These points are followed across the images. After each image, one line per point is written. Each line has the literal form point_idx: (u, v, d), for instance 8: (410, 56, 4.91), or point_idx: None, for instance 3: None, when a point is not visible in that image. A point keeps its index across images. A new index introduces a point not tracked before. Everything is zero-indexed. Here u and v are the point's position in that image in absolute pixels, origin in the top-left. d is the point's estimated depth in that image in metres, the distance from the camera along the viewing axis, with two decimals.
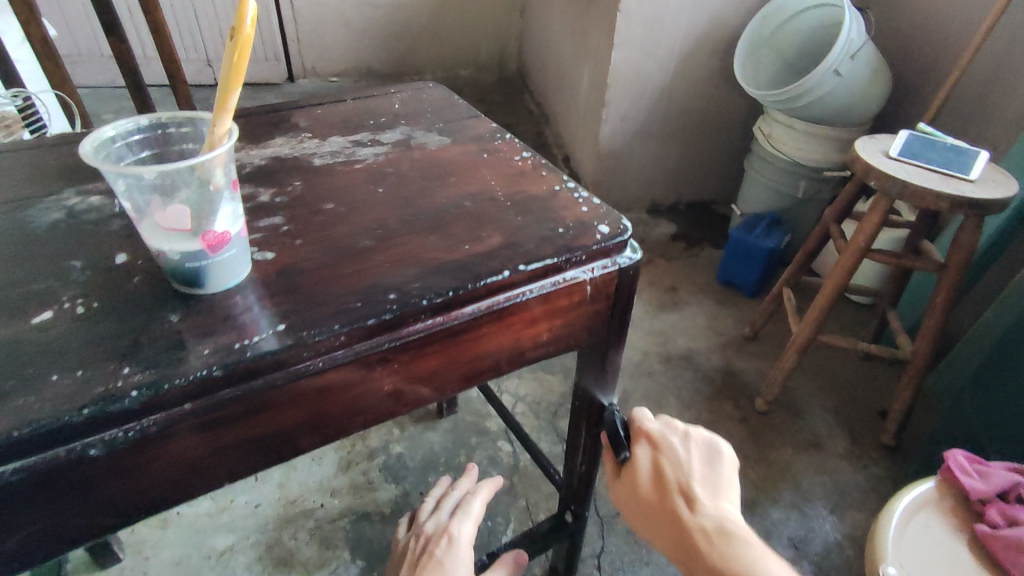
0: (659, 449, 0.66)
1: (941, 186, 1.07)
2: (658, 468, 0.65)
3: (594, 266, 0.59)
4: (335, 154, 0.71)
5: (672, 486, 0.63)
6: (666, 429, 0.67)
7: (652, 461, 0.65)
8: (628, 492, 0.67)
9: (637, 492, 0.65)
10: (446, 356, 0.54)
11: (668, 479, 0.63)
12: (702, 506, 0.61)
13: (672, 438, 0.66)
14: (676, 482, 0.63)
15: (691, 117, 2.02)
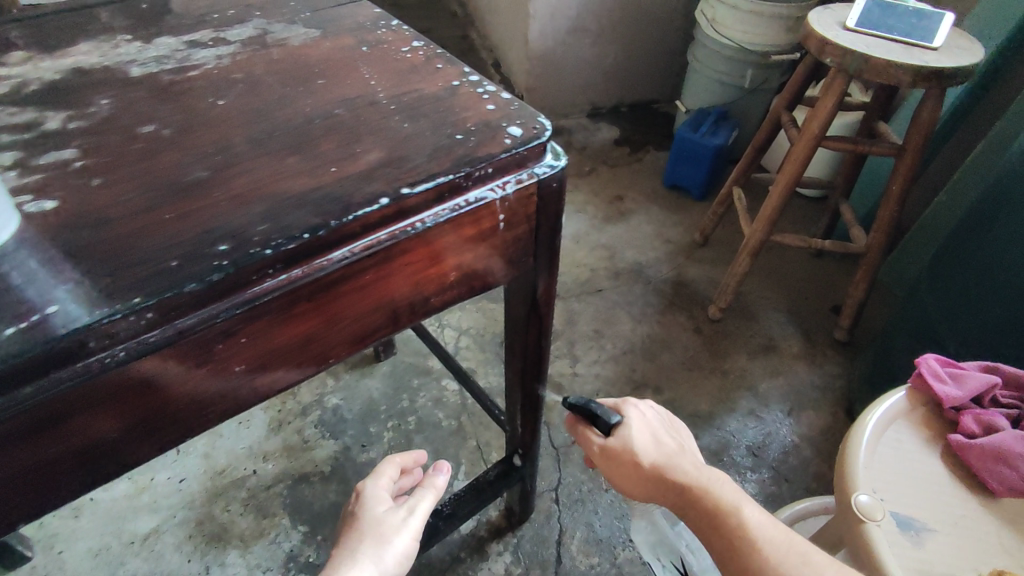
0: (641, 414, 0.63)
1: (904, 57, 0.98)
2: (644, 428, 0.62)
3: (506, 182, 0.45)
4: (162, 60, 0.53)
5: (660, 442, 0.60)
6: (640, 400, 0.66)
7: (640, 422, 0.62)
8: (613, 454, 0.61)
9: (625, 455, 0.59)
10: (321, 317, 0.41)
11: (656, 436, 0.61)
12: (693, 457, 0.59)
13: (653, 408, 0.65)
14: (662, 438, 0.61)
15: (629, 5, 1.82)
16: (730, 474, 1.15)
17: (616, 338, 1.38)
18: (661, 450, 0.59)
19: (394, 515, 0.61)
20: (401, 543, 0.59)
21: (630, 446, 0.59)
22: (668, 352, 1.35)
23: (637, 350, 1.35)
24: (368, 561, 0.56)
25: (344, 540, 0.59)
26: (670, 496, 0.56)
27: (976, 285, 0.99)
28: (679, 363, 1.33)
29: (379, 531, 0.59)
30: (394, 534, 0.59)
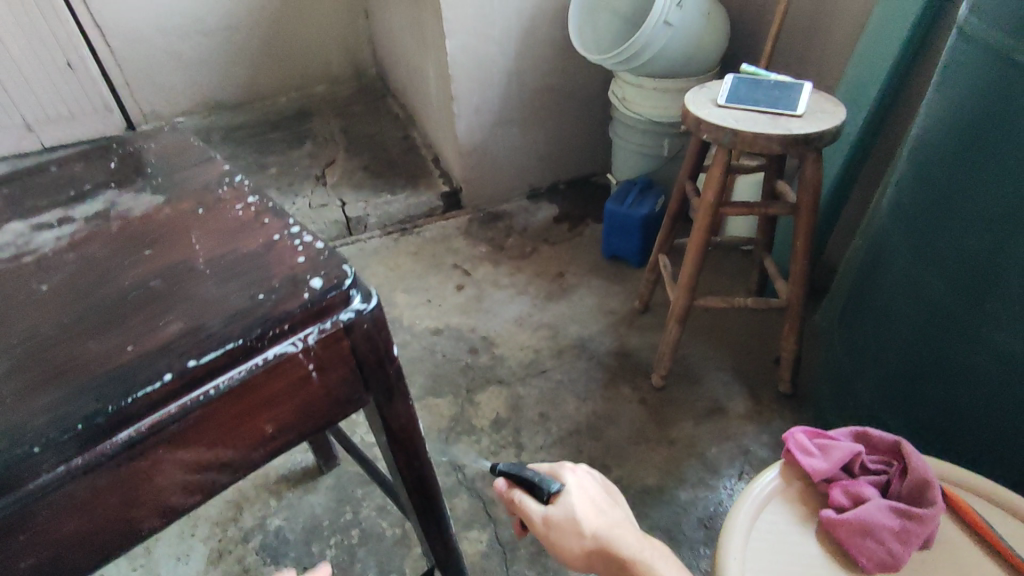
0: (581, 482, 0.66)
1: (771, 127, 1.04)
2: (585, 497, 0.64)
3: (305, 334, 0.47)
4: (5, 248, 0.58)
5: (599, 512, 0.63)
6: (578, 464, 0.69)
7: (581, 491, 0.65)
8: (557, 524, 0.62)
9: (568, 529, 0.61)
10: (115, 497, 0.42)
11: (597, 504, 0.64)
12: (632, 527, 0.63)
13: (592, 472, 0.68)
14: (603, 506, 0.64)
15: (548, 93, 1.93)
16: (683, 551, 1.11)
17: (561, 419, 1.37)
18: (602, 522, 0.62)
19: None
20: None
21: (572, 515, 0.62)
22: (614, 427, 1.34)
23: (583, 429, 1.35)
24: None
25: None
26: (611, 569, 0.60)
27: (857, 339, 1.02)
28: (626, 438, 1.32)
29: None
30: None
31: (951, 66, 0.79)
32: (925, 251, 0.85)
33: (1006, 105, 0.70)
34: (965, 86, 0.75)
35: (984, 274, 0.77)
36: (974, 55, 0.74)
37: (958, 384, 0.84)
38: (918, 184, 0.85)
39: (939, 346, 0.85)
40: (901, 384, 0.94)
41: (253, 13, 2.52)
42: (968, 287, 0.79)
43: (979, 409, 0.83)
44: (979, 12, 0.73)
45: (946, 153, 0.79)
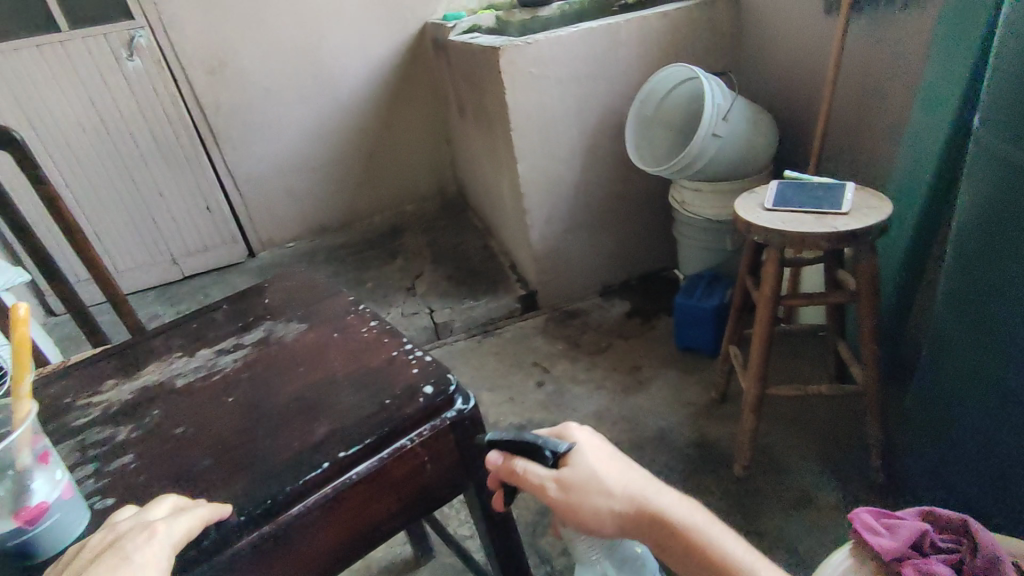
0: (587, 437, 0.63)
1: (818, 225, 1.13)
2: (598, 450, 0.62)
3: (421, 429, 0.61)
4: (198, 370, 0.77)
5: (621, 468, 0.62)
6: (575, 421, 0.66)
7: (594, 449, 0.62)
8: (579, 486, 0.59)
9: (593, 488, 0.59)
10: (285, 560, 0.55)
11: (610, 457, 0.62)
12: (655, 481, 0.62)
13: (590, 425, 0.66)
14: (614, 458, 0.63)
15: (612, 200, 2.10)
16: None
17: None
18: (626, 478, 0.61)
19: (145, 540, 0.46)
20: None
21: (594, 476, 0.59)
22: None
23: None
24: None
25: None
26: (644, 527, 0.59)
27: (940, 420, 1.05)
28: None
29: (122, 568, 0.44)
30: (150, 563, 0.45)
31: (970, 167, 0.92)
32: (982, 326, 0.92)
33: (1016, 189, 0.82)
34: (980, 179, 0.88)
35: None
36: (984, 159, 0.87)
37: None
38: (958, 266, 0.95)
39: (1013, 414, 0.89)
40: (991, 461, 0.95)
41: (355, 152, 2.96)
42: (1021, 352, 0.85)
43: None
44: (984, 123, 0.87)
45: (974, 239, 0.91)
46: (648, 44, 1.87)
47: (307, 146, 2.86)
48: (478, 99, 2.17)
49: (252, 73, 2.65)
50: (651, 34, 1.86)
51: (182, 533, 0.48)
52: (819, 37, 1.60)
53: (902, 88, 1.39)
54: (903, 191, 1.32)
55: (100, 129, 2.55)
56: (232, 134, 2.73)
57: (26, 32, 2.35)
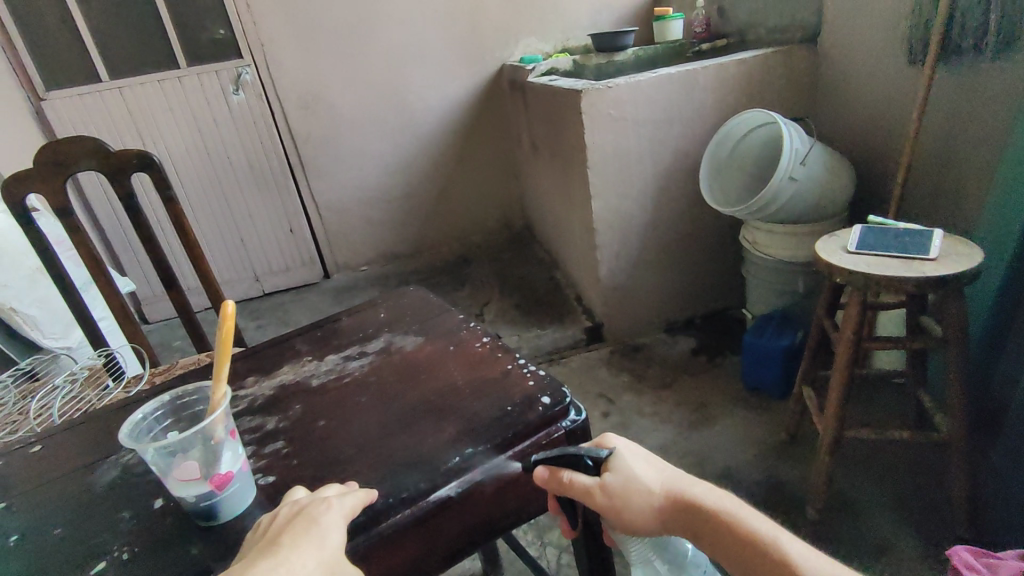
0: (623, 444, 0.64)
1: (904, 270, 1.15)
2: (635, 454, 0.63)
3: (541, 435, 0.68)
4: (329, 372, 0.86)
5: (656, 468, 0.63)
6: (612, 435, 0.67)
7: (630, 450, 0.63)
8: (620, 488, 0.59)
9: (634, 488, 0.60)
10: (421, 541, 0.62)
11: (647, 460, 0.63)
12: (687, 476, 0.64)
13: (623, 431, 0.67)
14: (651, 460, 0.64)
15: (681, 239, 2.15)
16: None
17: None
18: (664, 477, 0.62)
19: (326, 511, 0.54)
20: (335, 547, 0.52)
21: (634, 478, 0.60)
22: None
23: None
24: (302, 563, 0.50)
25: (268, 539, 0.52)
26: (689, 523, 0.60)
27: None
28: None
29: (314, 529, 0.53)
30: (333, 525, 0.54)
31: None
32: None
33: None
34: None
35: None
36: None
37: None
38: None
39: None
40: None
41: (430, 184, 3.12)
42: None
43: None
44: None
45: None
46: (725, 91, 1.94)
47: (386, 177, 3.04)
48: (554, 138, 2.28)
49: (343, 110, 2.87)
50: (727, 81, 1.93)
51: (352, 507, 0.57)
52: (901, 87, 1.63)
53: (989, 139, 1.40)
54: (994, 240, 1.32)
55: (204, 155, 2.79)
56: (319, 163, 2.93)
57: (151, 69, 2.63)
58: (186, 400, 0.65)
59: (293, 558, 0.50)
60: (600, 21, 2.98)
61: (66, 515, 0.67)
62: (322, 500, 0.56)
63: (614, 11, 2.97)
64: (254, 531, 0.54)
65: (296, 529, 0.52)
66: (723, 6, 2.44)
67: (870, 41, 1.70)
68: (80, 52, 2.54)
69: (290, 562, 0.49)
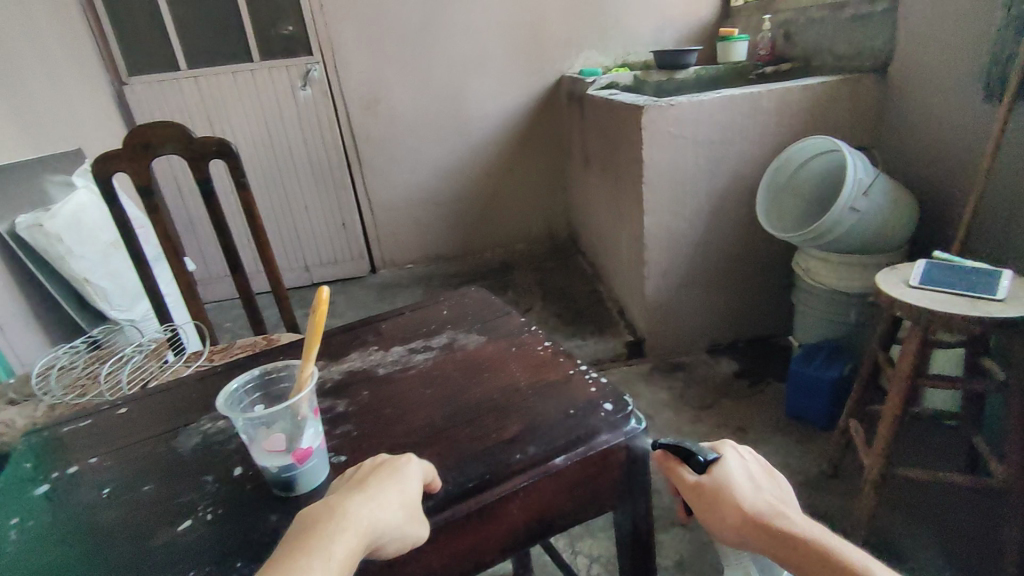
0: (736, 457, 0.70)
1: (968, 308, 1.13)
2: (741, 470, 0.69)
3: (603, 440, 0.70)
4: (395, 363, 0.90)
5: (755, 490, 0.67)
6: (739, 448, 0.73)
7: (738, 464, 0.69)
8: (714, 487, 0.67)
9: (726, 495, 0.66)
10: (481, 531, 0.64)
11: (751, 481, 0.68)
12: (787, 505, 0.66)
13: (746, 449, 0.73)
14: (751, 480, 0.69)
15: (731, 260, 2.14)
16: None
17: None
18: (762, 498, 0.66)
19: (409, 463, 0.61)
20: (413, 495, 0.58)
21: (728, 485, 0.67)
22: None
23: None
24: (387, 501, 0.56)
25: (359, 481, 0.58)
26: (776, 543, 0.62)
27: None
28: None
29: (397, 476, 0.59)
30: (413, 477, 0.60)
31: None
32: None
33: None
34: None
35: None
36: None
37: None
38: None
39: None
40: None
41: (479, 188, 3.17)
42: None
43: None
44: None
45: None
46: (788, 115, 1.93)
47: (437, 179, 3.11)
48: (609, 151, 2.30)
49: (401, 111, 2.94)
50: (792, 106, 1.92)
51: (426, 465, 0.63)
52: (976, 121, 1.59)
53: None
54: None
55: (268, 145, 2.90)
56: (374, 160, 3.02)
57: (225, 61, 2.75)
58: (275, 376, 0.71)
59: (382, 497, 0.56)
60: (662, 38, 2.99)
61: (154, 475, 0.72)
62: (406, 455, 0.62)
63: (677, 30, 2.98)
64: (343, 476, 0.61)
65: (383, 476, 0.59)
66: (790, 30, 2.42)
67: (944, 74, 1.67)
68: (163, 42, 2.69)
69: (380, 500, 0.56)
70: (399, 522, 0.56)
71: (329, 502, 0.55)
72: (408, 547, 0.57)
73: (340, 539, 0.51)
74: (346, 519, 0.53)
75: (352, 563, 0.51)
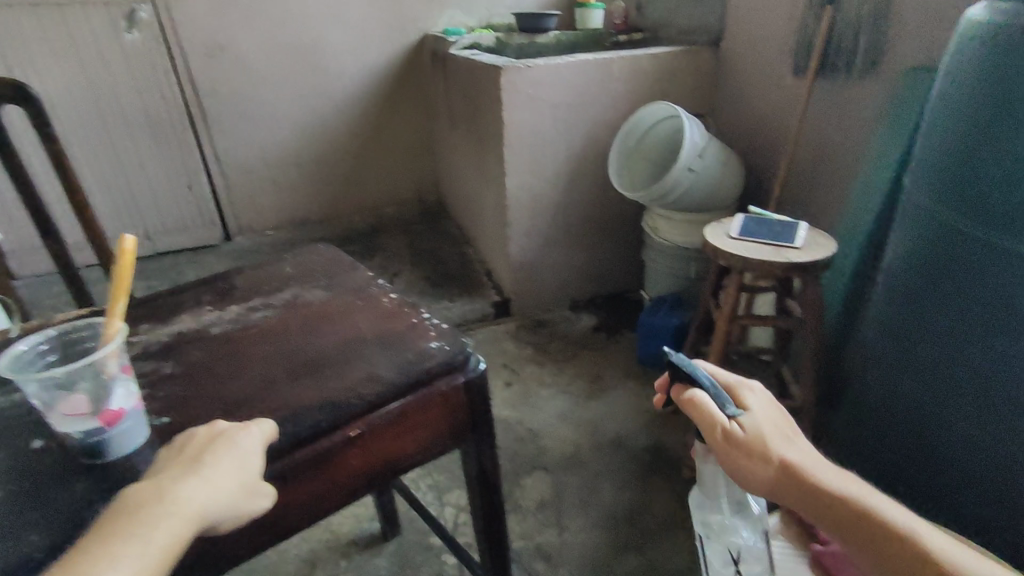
0: (755, 405, 0.74)
1: (774, 255, 1.30)
2: (761, 417, 0.73)
3: (444, 381, 0.72)
4: (230, 321, 0.85)
5: (782, 437, 0.72)
6: (755, 393, 0.76)
7: (763, 415, 0.73)
8: (747, 441, 0.70)
9: (757, 446, 0.70)
10: (320, 477, 0.65)
11: (772, 427, 0.73)
12: (807, 451, 0.72)
13: (766, 394, 0.76)
14: (773, 425, 0.73)
15: (588, 220, 2.25)
16: None
17: (598, 506, 1.50)
18: (786, 447, 0.71)
19: (248, 435, 0.58)
20: (251, 469, 0.55)
21: (759, 436, 0.70)
22: (648, 513, 1.47)
23: (619, 514, 1.48)
24: (220, 481, 0.53)
25: (192, 457, 0.55)
26: (806, 492, 0.69)
27: (910, 424, 1.08)
28: (659, 523, 1.44)
29: (236, 449, 0.56)
30: (254, 447, 0.57)
31: (947, 181, 0.95)
32: (953, 333, 0.96)
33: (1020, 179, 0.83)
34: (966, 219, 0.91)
35: (1006, 321, 0.88)
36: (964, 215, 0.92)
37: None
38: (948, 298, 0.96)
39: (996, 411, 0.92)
40: (975, 473, 0.97)
41: (342, 149, 3.02)
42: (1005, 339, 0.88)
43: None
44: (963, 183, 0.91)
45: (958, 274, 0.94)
46: (637, 81, 2.05)
47: (296, 138, 2.92)
48: (473, 113, 2.30)
49: (249, 62, 2.70)
50: (640, 72, 2.04)
51: (267, 434, 0.59)
52: (787, 94, 1.80)
53: (854, 146, 1.59)
54: (846, 240, 1.49)
55: (91, 97, 2.55)
56: (221, 116, 2.76)
57: None
58: (75, 336, 0.65)
59: (214, 475, 0.53)
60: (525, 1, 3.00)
61: None
62: (246, 426, 0.59)
63: None
64: (175, 452, 0.56)
65: (219, 449, 0.55)
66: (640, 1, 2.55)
67: (763, 50, 1.87)
68: None
69: (212, 480, 0.53)
70: (234, 502, 0.54)
71: (157, 486, 0.51)
72: (248, 520, 0.56)
73: (162, 528, 0.49)
74: (173, 506, 0.50)
75: (182, 549, 0.50)
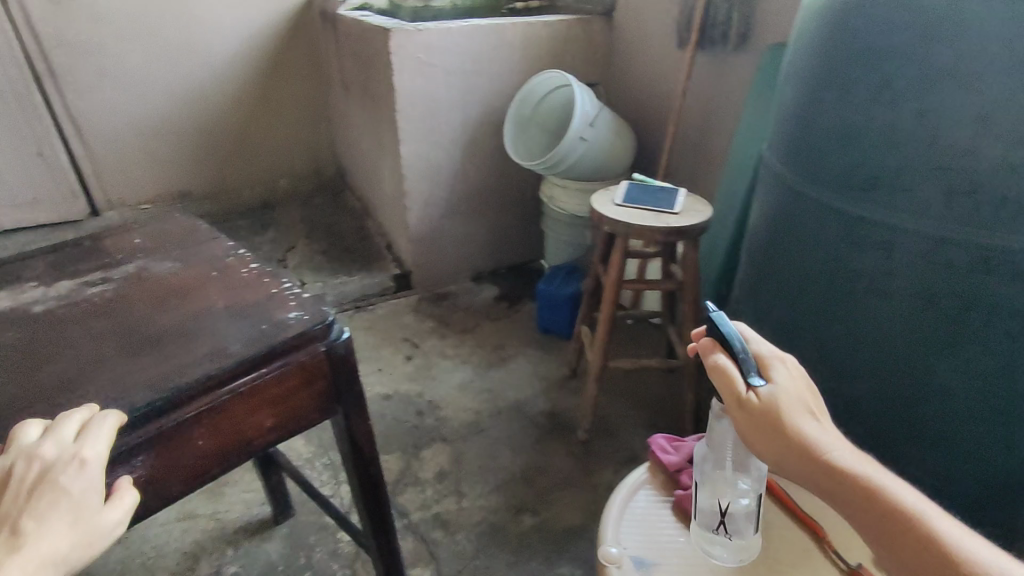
0: (786, 377, 0.65)
1: (654, 220, 1.35)
2: (788, 392, 0.64)
3: (302, 351, 0.68)
4: (59, 298, 0.76)
5: (808, 414, 0.63)
6: (790, 365, 0.67)
7: (791, 389, 0.64)
8: (763, 411, 0.63)
9: (771, 418, 0.62)
10: (160, 461, 0.60)
11: (800, 404, 0.64)
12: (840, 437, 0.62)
13: (800, 370, 0.67)
14: (801, 401, 0.64)
15: (487, 191, 2.24)
16: None
17: (495, 472, 1.52)
18: (813, 427, 0.62)
19: (75, 472, 0.50)
20: (88, 514, 0.49)
21: (778, 408, 0.62)
22: (543, 475, 1.51)
23: (516, 478, 1.50)
24: (49, 541, 0.46)
25: (6, 515, 0.47)
26: (823, 476, 0.60)
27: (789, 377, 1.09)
28: (553, 484, 1.48)
29: (63, 495, 0.48)
30: (88, 486, 0.50)
31: (799, 143, 0.98)
32: (815, 284, 0.99)
33: (861, 141, 0.87)
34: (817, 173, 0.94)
35: (846, 277, 0.93)
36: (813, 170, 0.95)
37: (888, 402, 0.95)
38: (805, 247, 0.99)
39: (833, 360, 1.00)
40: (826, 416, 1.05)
41: (225, 115, 2.80)
42: (845, 294, 0.94)
43: (883, 412, 0.97)
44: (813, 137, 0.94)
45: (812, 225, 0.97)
46: (531, 49, 2.03)
47: (172, 104, 2.67)
48: (365, 78, 2.20)
49: (109, 15, 2.43)
50: (533, 40, 2.02)
51: (105, 452, 0.52)
52: (673, 65, 1.85)
53: (731, 117, 1.67)
54: (723, 206, 1.57)
55: None
56: (77, 76, 2.47)
57: None
58: None
59: (40, 537, 0.46)
60: None
61: None
62: (72, 456, 0.50)
63: None
64: None
65: (44, 501, 0.48)
66: None
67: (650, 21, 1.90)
68: None
69: (39, 544, 0.46)
70: (75, 554, 0.48)
71: None
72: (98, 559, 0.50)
73: None
74: None
75: None
